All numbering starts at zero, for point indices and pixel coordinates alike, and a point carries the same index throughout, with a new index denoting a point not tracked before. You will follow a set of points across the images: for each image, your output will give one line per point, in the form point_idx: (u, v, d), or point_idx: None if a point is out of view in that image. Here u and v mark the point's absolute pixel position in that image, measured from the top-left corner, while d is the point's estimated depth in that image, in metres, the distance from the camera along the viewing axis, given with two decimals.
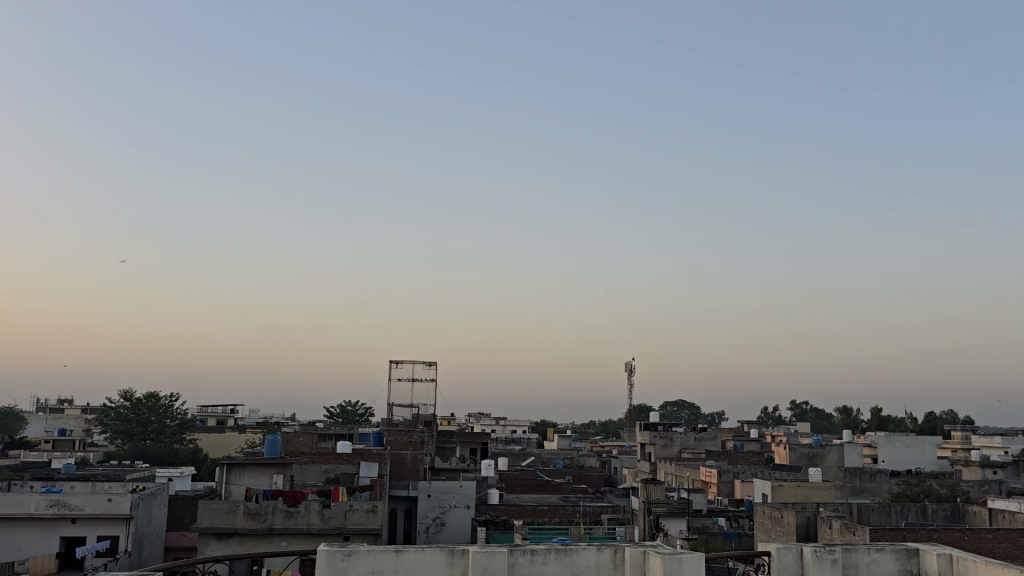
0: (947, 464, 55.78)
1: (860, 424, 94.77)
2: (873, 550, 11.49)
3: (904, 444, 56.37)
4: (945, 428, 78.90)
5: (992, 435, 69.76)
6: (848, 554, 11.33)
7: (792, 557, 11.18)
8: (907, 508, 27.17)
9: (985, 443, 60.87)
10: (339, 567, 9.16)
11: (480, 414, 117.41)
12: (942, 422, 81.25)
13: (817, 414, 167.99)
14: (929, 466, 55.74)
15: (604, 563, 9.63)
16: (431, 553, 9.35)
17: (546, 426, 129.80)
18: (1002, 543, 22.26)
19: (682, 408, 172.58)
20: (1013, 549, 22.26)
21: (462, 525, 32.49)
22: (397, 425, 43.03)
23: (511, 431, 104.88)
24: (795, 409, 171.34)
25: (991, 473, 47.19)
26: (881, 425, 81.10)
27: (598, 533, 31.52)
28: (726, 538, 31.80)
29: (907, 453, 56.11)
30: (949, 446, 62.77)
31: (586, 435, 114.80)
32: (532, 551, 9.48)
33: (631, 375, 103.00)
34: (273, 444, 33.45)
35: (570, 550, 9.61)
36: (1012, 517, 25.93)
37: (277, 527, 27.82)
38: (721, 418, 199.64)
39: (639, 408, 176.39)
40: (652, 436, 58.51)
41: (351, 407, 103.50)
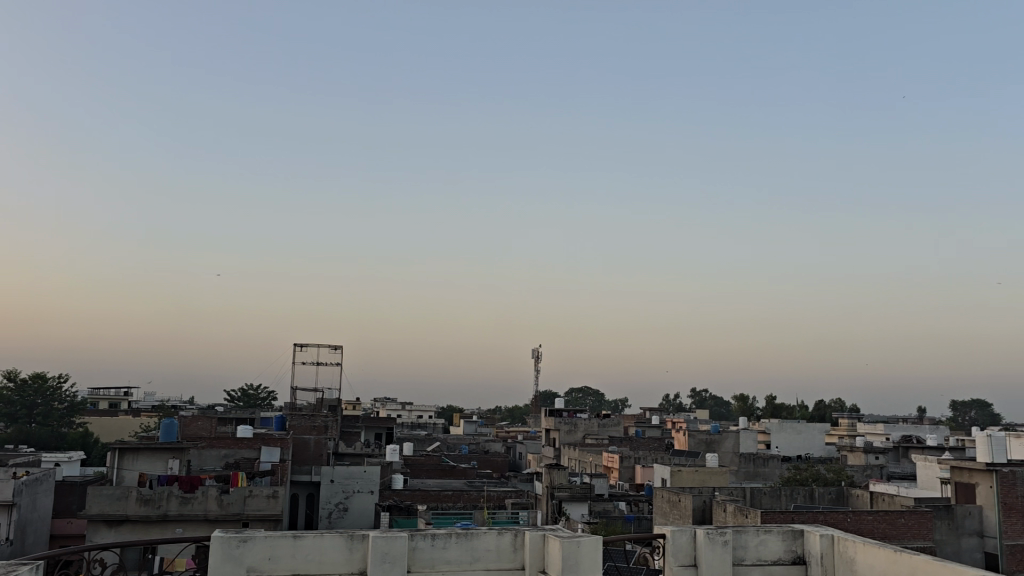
0: (834, 450, 58.63)
1: (754, 411, 98.67)
2: (762, 531, 12.00)
3: (795, 430, 58.92)
4: (832, 415, 83.12)
5: (874, 422, 73.72)
6: (738, 534, 11.82)
7: (686, 538, 11.59)
8: (796, 491, 28.46)
9: (868, 430, 64.36)
10: (234, 555, 8.93)
11: (386, 398, 116.59)
12: (830, 410, 85.56)
13: (714, 401, 174.01)
14: (818, 452, 58.45)
15: (504, 548, 9.72)
16: (329, 538, 9.22)
17: (452, 412, 129.92)
18: (882, 524, 23.59)
19: (586, 394, 176.15)
20: (891, 529, 23.63)
21: (365, 510, 32.25)
22: (300, 409, 42.23)
23: (417, 416, 104.66)
24: (695, 397, 176.44)
25: (873, 458, 49.81)
26: (774, 412, 84.91)
27: (502, 518, 31.75)
28: (626, 522, 32.60)
29: (798, 439, 58.58)
30: (836, 432, 66.03)
31: (491, 420, 115.67)
32: (433, 535, 9.49)
33: (537, 362, 103.89)
34: (169, 428, 32.29)
35: (471, 534, 9.64)
36: (890, 499, 27.53)
37: (172, 513, 26.94)
38: (625, 404, 204.39)
39: (546, 395, 178.64)
40: (556, 421, 59.42)
41: (253, 391, 101.21)
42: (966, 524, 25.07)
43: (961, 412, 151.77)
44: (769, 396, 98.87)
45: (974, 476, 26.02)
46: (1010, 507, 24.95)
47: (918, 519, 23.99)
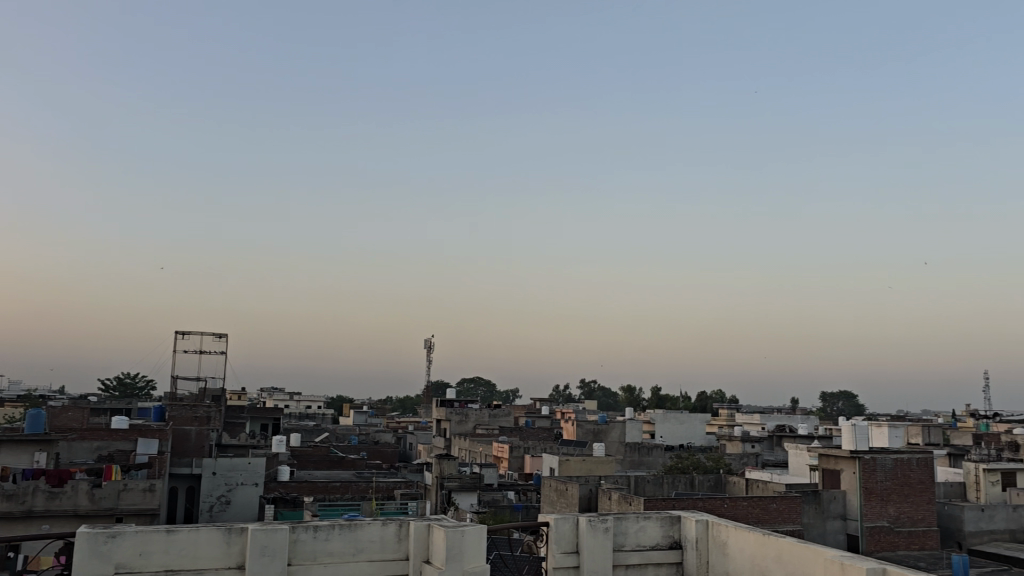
0: (714, 439, 61.07)
1: (641, 402, 101.62)
2: (641, 518, 12.42)
3: (678, 421, 61.02)
4: (713, 406, 86.63)
5: (751, 412, 77.17)
6: (619, 521, 12.17)
7: (568, 526, 11.86)
8: (678, 479, 29.51)
9: (745, 420, 67.38)
10: (101, 551, 8.52)
11: (272, 388, 113.71)
12: (711, 401, 89.11)
13: (602, 393, 178.26)
14: (699, 441, 60.73)
15: (388, 539, 9.67)
16: (205, 532, 8.93)
17: (342, 402, 127.96)
18: (755, 509, 24.76)
19: (478, 385, 177.20)
20: (763, 513, 24.85)
21: (249, 503, 31.39)
22: (181, 399, 40.64)
23: (306, 407, 102.65)
24: (583, 388, 180.16)
25: (749, 446, 52.15)
26: (659, 402, 87.77)
27: (390, 508, 31.52)
28: (514, 510, 33.00)
29: (681, 429, 60.67)
30: (716, 422, 68.79)
31: (381, 410, 114.45)
32: (315, 527, 9.33)
33: (429, 352, 103.68)
34: (36, 419, 30.44)
35: (355, 526, 9.55)
36: (764, 486, 28.95)
37: (38, 509, 25.43)
38: (516, 395, 206.52)
39: (438, 385, 178.46)
40: (447, 412, 59.50)
41: (130, 380, 96.85)
42: (831, 508, 26.64)
43: (830, 403, 161.18)
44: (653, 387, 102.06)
45: (839, 463, 27.64)
46: (870, 491, 26.67)
47: (787, 504, 25.34)
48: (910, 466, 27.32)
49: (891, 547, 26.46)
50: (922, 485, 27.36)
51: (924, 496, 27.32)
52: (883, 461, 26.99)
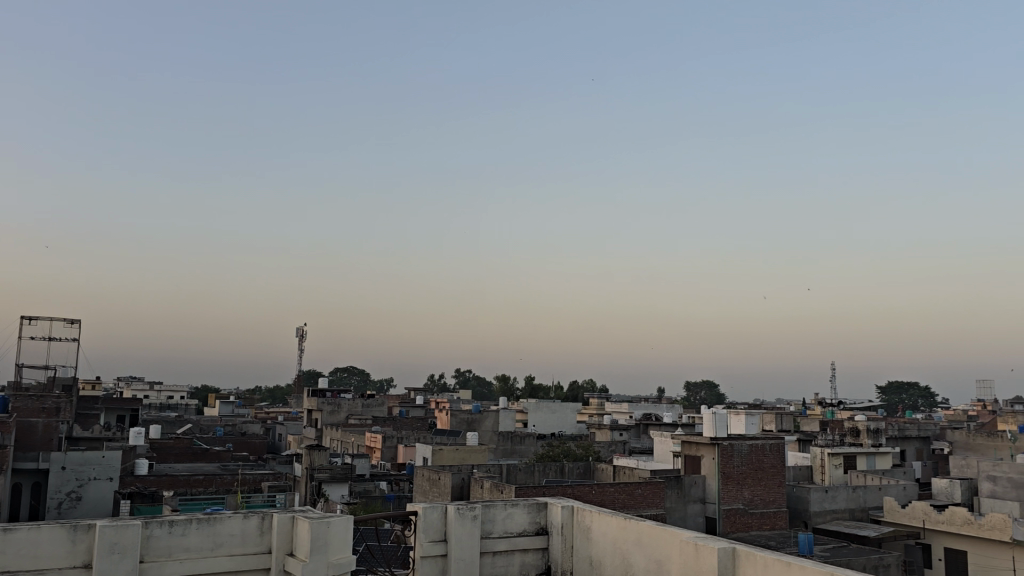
0: (584, 427, 62.62)
1: (514, 391, 102.92)
2: (509, 505, 12.63)
3: (550, 410, 62.18)
4: (584, 395, 88.90)
5: (619, 401, 79.69)
6: (487, 509, 12.33)
7: (436, 514, 11.90)
8: (548, 467, 30.13)
9: (614, 409, 69.49)
10: None
11: (129, 377, 107.80)
12: (582, 390, 91.34)
13: (477, 381, 179.43)
14: (570, 429, 62.12)
15: (249, 532, 9.39)
16: (48, 531, 8.38)
17: (206, 391, 122.75)
18: (621, 495, 25.61)
19: (351, 374, 174.63)
20: (628, 499, 25.73)
21: (102, 498, 29.72)
22: (27, 389, 37.91)
23: (167, 397, 98.07)
24: (458, 376, 180.81)
25: (617, 434, 53.79)
26: (533, 392, 89.20)
27: (257, 501, 30.61)
28: (385, 501, 32.77)
29: (552, 418, 61.86)
30: (587, 410, 70.54)
31: (249, 400, 110.59)
32: (171, 522, 8.96)
33: (301, 341, 101.27)
34: None
35: (213, 519, 9.22)
36: (630, 472, 30.00)
37: None
38: (390, 384, 204.69)
39: (310, 374, 174.33)
40: (318, 402, 58.27)
41: None
42: (692, 492, 27.88)
43: (693, 392, 168.45)
44: (525, 377, 103.48)
45: (701, 449, 28.95)
46: (727, 476, 28.12)
47: (652, 489, 26.37)
48: (764, 451, 28.98)
49: (745, 528, 28.01)
50: (774, 469, 29.09)
51: (776, 479, 29.04)
52: (740, 447, 28.52)
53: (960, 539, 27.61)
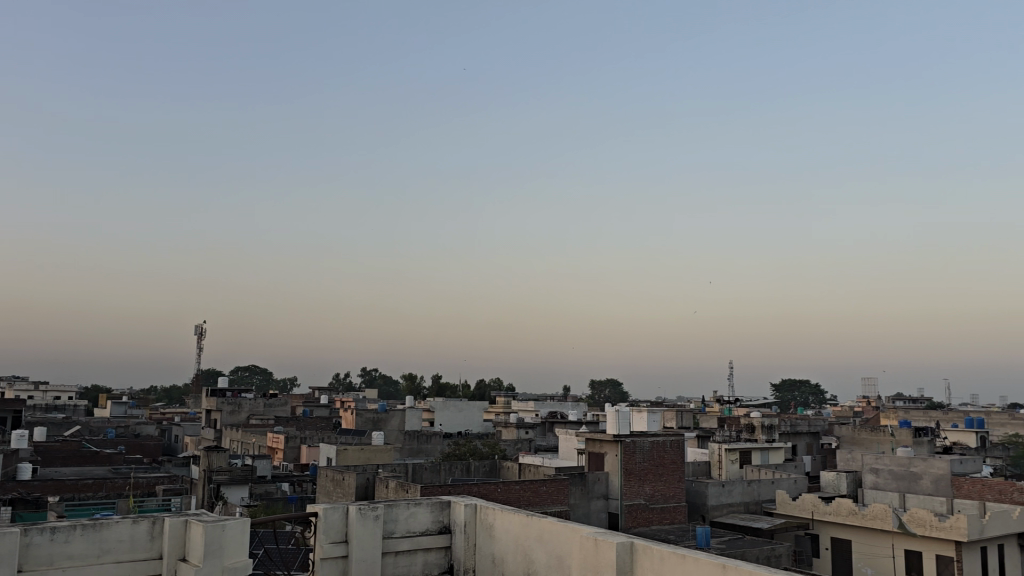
0: (490, 425, 62.82)
1: (421, 390, 102.32)
2: (412, 505, 12.59)
3: (457, 409, 62.10)
4: (491, 394, 89.23)
5: (526, 399, 80.29)
6: (389, 509, 12.26)
7: (338, 516, 11.75)
8: (454, 466, 30.12)
9: (520, 408, 69.98)
10: None
11: (11, 378, 101.71)
12: (489, 389, 91.53)
13: (383, 380, 177.58)
14: (477, 428, 62.22)
15: (139, 537, 9.04)
16: None
17: (96, 392, 117.12)
18: (527, 492, 25.82)
19: (253, 373, 170.02)
20: (533, 496, 25.98)
21: None
22: None
23: (54, 398, 93.16)
24: (364, 376, 178.46)
25: (524, 433, 54.18)
26: (440, 390, 88.92)
27: (151, 505, 29.46)
28: (287, 503, 32.07)
29: (459, 417, 61.81)
30: (494, 409, 70.81)
31: (142, 401, 106.01)
32: (52, 529, 8.52)
33: (199, 339, 97.95)
34: None
35: (100, 525, 8.83)
36: (535, 469, 30.33)
37: None
38: (294, 383, 200.28)
39: (210, 373, 168.74)
40: (218, 402, 56.52)
41: None
42: (596, 489, 28.38)
43: (598, 390, 171.38)
44: (431, 376, 102.91)
45: (604, 446, 29.49)
46: (630, 472, 28.76)
47: (557, 486, 26.72)
48: (665, 448, 29.77)
49: (646, 523, 28.70)
50: (674, 465, 29.89)
51: (676, 475, 29.87)
52: (641, 444, 29.20)
53: (845, 529, 29.04)
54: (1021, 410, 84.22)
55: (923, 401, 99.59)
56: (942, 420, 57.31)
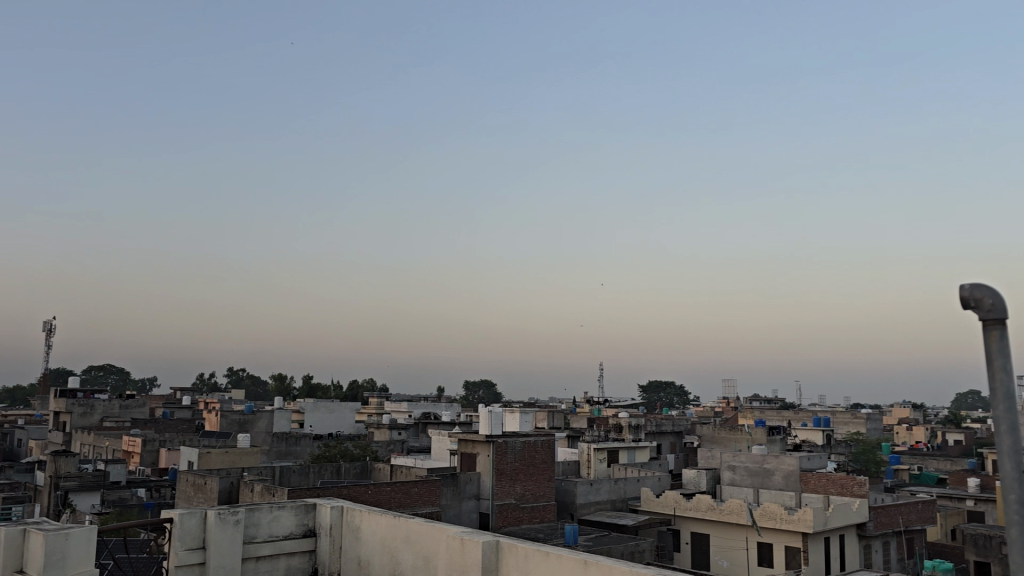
0: (362, 427, 61.90)
1: (290, 391, 99.40)
2: (275, 508, 12.25)
3: (328, 410, 60.86)
4: (363, 394, 87.96)
5: (399, 400, 79.53)
6: (251, 513, 11.89)
7: (195, 521, 11.28)
8: (324, 468, 29.45)
9: (393, 408, 69.27)
10: None
11: None
12: (361, 389, 90.19)
13: (251, 381, 171.54)
14: (348, 429, 61.17)
15: None
16: None
17: None
18: (397, 494, 25.56)
19: (109, 373, 160.44)
20: (404, 497, 25.76)
21: None
22: None
23: None
24: (229, 376, 171.69)
25: (396, 434, 53.68)
26: (311, 391, 86.87)
27: None
28: (143, 509, 30.43)
29: (330, 418, 60.59)
30: (366, 410, 69.79)
31: None
32: None
33: (47, 337, 91.51)
34: None
35: None
36: (407, 470, 30.11)
37: None
38: (153, 383, 190.36)
39: (60, 373, 157.92)
40: (68, 403, 53.02)
41: None
42: (468, 489, 28.45)
43: (471, 390, 172.49)
44: (300, 377, 100.10)
45: (476, 447, 29.64)
46: (501, 472, 29.04)
47: (428, 487, 26.63)
48: (535, 447, 30.24)
49: (516, 521, 29.00)
50: (544, 465, 30.40)
51: (546, 474, 30.37)
52: (513, 444, 29.55)
53: (704, 523, 30.39)
54: (861, 409, 90.83)
55: (777, 401, 105.65)
56: (791, 419, 61.01)
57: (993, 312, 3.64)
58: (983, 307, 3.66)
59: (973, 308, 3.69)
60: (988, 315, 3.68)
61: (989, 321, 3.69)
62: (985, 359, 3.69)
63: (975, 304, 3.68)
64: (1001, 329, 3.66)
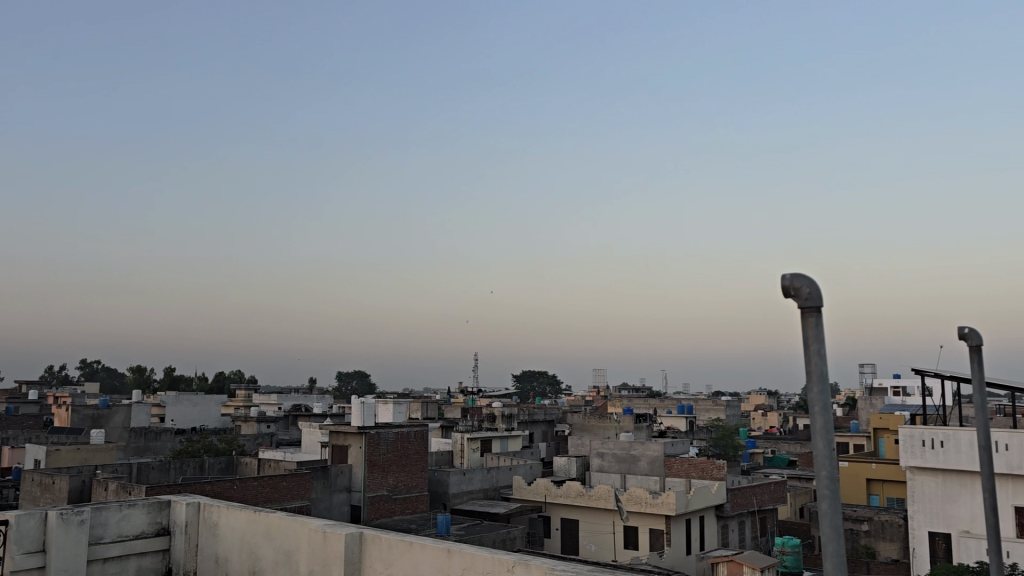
0: (229, 420, 59.81)
1: (150, 383, 94.64)
2: (124, 507, 11.65)
3: (191, 403, 58.45)
4: (230, 385, 84.99)
5: (268, 392, 77.25)
6: (98, 512, 11.28)
7: (33, 523, 10.56)
8: (186, 464, 28.21)
9: (262, 400, 67.27)
10: None
11: None
12: (228, 381, 87.12)
13: (108, 372, 162.25)
14: (213, 423, 58.95)
15: None
16: None
17: None
18: (265, 489, 24.78)
19: None
20: (272, 492, 25.00)
21: None
22: None
23: None
24: (83, 369, 161.60)
25: (265, 427, 52.20)
26: (173, 383, 83.07)
27: None
28: None
29: (194, 411, 58.23)
30: (233, 402, 67.48)
31: None
32: None
33: None
34: None
35: None
36: (275, 464, 29.27)
37: None
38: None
39: None
40: None
41: None
42: (338, 482, 27.95)
43: (344, 382, 169.92)
44: (161, 368, 95.47)
45: (347, 439, 29.15)
46: (373, 464, 28.70)
47: (297, 481, 25.97)
48: (408, 438, 30.09)
49: (388, 513, 28.78)
50: (417, 455, 30.30)
51: (418, 465, 30.27)
52: (385, 435, 29.28)
53: (574, 509, 31.13)
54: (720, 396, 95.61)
55: (643, 389, 109.60)
56: (656, 406, 63.41)
57: (810, 300, 3.84)
58: (802, 296, 3.86)
59: (793, 297, 3.89)
60: (806, 303, 3.88)
61: (808, 310, 3.90)
62: (804, 346, 3.90)
63: (795, 293, 3.87)
64: (818, 316, 3.87)
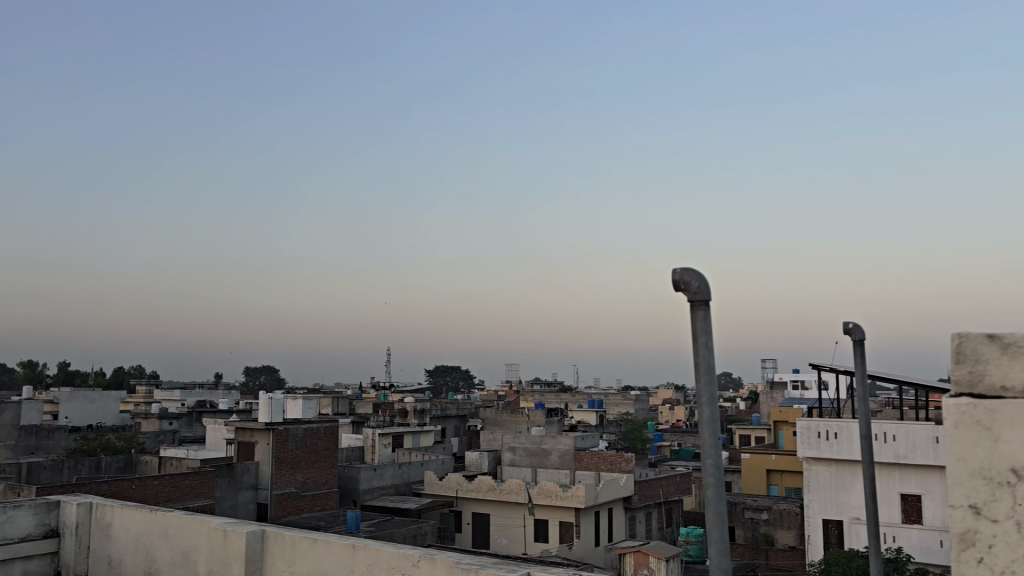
0: (127, 417, 57.50)
1: (42, 380, 90.02)
2: (8, 509, 11.08)
3: (87, 400, 55.93)
4: (130, 381, 81.72)
5: (170, 388, 74.58)
6: None
7: None
8: (81, 463, 26.99)
9: (164, 397, 64.96)
10: None
11: None
12: (127, 376, 83.71)
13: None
14: (110, 420, 56.57)
15: None
16: None
17: None
18: (166, 487, 23.95)
19: None
20: (174, 491, 24.17)
21: None
22: None
23: None
24: None
25: (166, 424, 50.41)
26: (67, 379, 79.27)
27: None
28: None
29: (90, 408, 55.74)
30: (133, 399, 64.94)
31: None
32: None
33: None
34: None
35: None
36: (177, 462, 28.31)
37: None
38: None
39: None
40: None
41: None
42: (244, 479, 27.26)
43: (252, 377, 165.94)
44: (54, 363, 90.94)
45: (254, 435, 28.43)
46: (281, 460, 28.10)
47: (201, 480, 25.21)
48: (318, 434, 29.59)
49: (296, 511, 28.25)
50: (327, 451, 29.83)
51: (328, 461, 29.81)
52: (294, 431, 28.71)
53: (485, 503, 31.24)
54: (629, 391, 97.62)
55: (554, 384, 111.04)
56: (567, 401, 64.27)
57: (699, 293, 3.94)
58: (691, 289, 3.95)
59: (682, 290, 3.98)
60: (695, 296, 3.98)
61: (696, 302, 4.00)
62: (692, 338, 4.00)
63: (684, 287, 3.96)
64: (705, 310, 3.98)
